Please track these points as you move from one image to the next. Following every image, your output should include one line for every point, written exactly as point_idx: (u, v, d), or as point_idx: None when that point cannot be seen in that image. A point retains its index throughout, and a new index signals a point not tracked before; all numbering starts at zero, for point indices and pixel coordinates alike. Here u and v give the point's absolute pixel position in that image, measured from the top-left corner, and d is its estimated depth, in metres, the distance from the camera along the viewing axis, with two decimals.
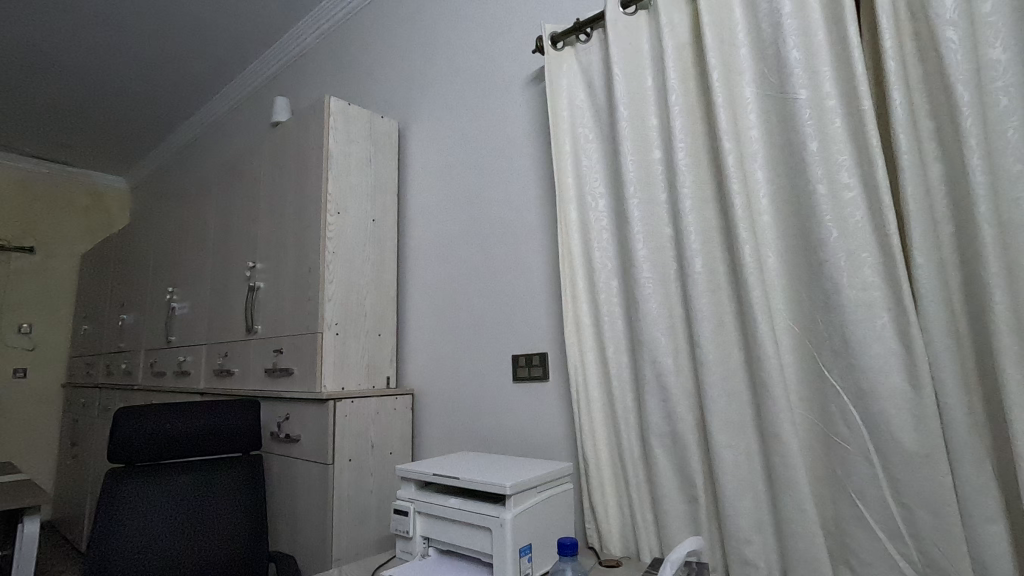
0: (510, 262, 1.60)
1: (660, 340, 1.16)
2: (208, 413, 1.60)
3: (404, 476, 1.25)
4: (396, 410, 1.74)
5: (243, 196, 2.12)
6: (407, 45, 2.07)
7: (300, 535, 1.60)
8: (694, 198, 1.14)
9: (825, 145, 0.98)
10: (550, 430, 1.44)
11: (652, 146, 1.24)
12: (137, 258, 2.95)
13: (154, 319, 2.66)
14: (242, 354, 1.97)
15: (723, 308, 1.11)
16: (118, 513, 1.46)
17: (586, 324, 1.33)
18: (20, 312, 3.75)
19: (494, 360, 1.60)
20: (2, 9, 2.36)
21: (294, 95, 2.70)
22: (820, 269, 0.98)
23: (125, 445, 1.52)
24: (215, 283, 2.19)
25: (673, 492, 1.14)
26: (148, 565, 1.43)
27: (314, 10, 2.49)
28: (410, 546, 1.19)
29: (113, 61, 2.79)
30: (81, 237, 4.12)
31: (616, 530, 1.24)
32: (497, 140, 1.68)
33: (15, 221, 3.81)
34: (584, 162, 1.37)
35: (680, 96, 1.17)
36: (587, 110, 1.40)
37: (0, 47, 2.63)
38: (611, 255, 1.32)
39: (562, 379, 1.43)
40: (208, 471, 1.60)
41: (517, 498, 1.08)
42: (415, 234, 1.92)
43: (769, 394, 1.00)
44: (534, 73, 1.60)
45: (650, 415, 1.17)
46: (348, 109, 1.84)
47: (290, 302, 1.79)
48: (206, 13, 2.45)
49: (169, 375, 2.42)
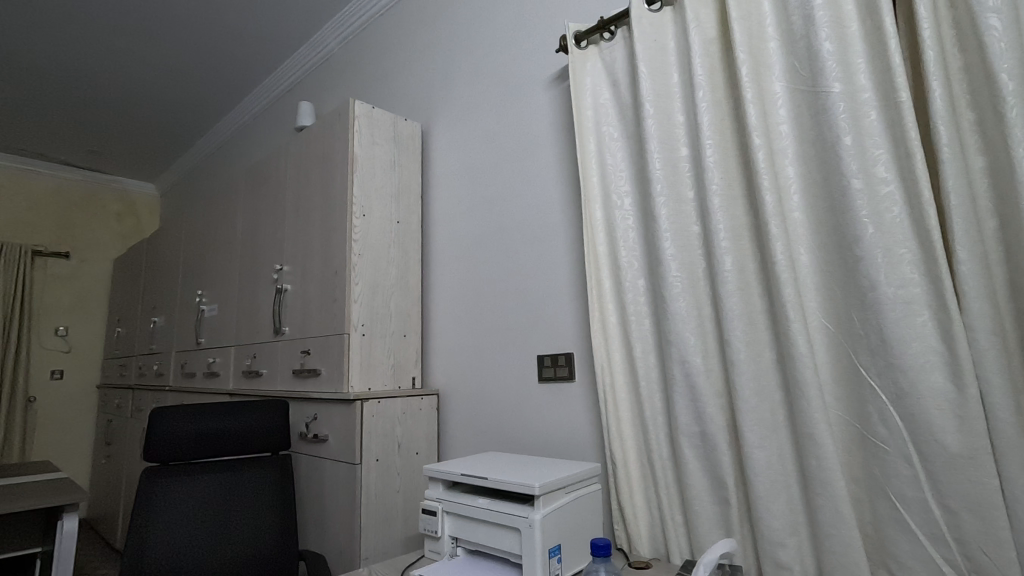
0: (534, 262, 1.59)
1: (689, 339, 1.15)
2: (238, 414, 1.63)
3: (432, 475, 1.25)
4: (421, 410, 1.75)
5: (269, 199, 2.15)
6: (429, 48, 2.08)
7: (329, 535, 1.62)
8: (723, 195, 1.12)
9: (859, 139, 0.96)
10: (576, 430, 1.44)
11: (679, 143, 1.23)
12: (167, 261, 3.02)
13: (184, 321, 2.72)
14: (270, 356, 2.00)
15: (755, 306, 1.09)
16: (154, 512, 1.50)
17: (612, 324, 1.32)
18: (57, 315, 3.87)
19: (519, 360, 1.60)
20: (39, 20, 2.44)
21: (318, 100, 2.74)
22: (856, 266, 0.95)
23: (160, 445, 1.56)
24: (243, 286, 2.23)
25: (704, 494, 1.12)
26: (182, 562, 1.46)
27: (336, 15, 2.52)
28: (439, 546, 1.20)
29: (144, 70, 2.87)
30: (113, 242, 4.24)
31: (646, 531, 1.23)
32: (520, 141, 1.68)
33: (51, 228, 3.93)
34: (609, 160, 1.37)
35: (708, 92, 1.15)
36: (612, 109, 1.39)
37: (38, 58, 2.72)
38: (637, 254, 1.31)
39: (588, 379, 1.42)
40: (239, 471, 1.63)
41: (546, 498, 1.07)
42: (440, 235, 1.93)
43: (803, 394, 0.98)
44: (557, 73, 1.60)
45: (680, 415, 1.15)
46: (372, 112, 1.86)
47: (317, 304, 1.81)
48: (232, 20, 2.50)
49: (199, 376, 2.47)
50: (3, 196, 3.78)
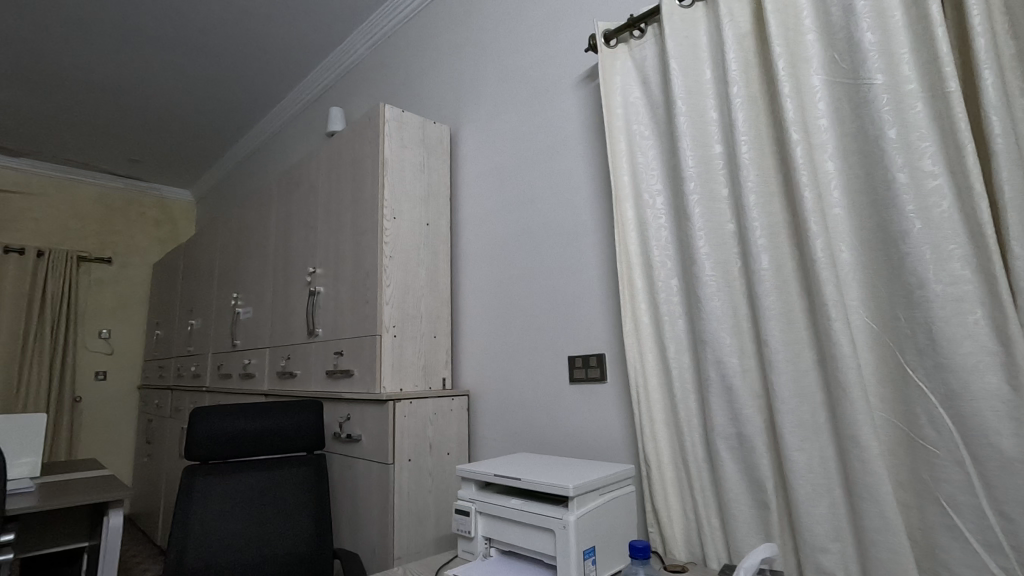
0: (564, 262, 1.59)
1: (724, 339, 1.13)
2: (274, 413, 1.67)
3: (464, 476, 1.26)
4: (452, 411, 1.76)
5: (302, 203, 2.20)
6: (457, 50, 2.10)
7: (362, 534, 1.64)
8: (760, 191, 1.10)
9: (904, 131, 0.93)
10: (608, 431, 1.42)
11: (712, 139, 1.21)
12: (204, 266, 3.10)
13: (220, 323, 2.80)
14: (304, 356, 2.04)
15: (794, 305, 1.06)
16: (193, 510, 1.53)
17: (645, 323, 1.31)
18: (100, 318, 4.02)
19: (550, 360, 1.60)
20: (84, 34, 2.55)
21: (347, 106, 2.79)
22: (901, 263, 0.93)
23: (200, 444, 1.60)
24: (277, 289, 2.28)
25: (741, 498, 1.09)
26: (221, 558, 1.50)
27: (365, 23, 2.56)
28: (472, 546, 1.20)
29: (181, 80, 2.96)
30: (152, 247, 4.38)
31: (681, 534, 1.21)
32: (549, 141, 1.68)
33: (94, 235, 4.09)
34: (639, 158, 1.36)
35: (743, 87, 1.13)
36: (643, 107, 1.38)
37: (83, 69, 2.83)
38: (670, 254, 1.30)
39: (620, 380, 1.41)
40: (274, 469, 1.66)
41: (580, 500, 1.07)
42: (468, 237, 1.94)
43: (846, 394, 0.95)
44: (586, 72, 1.59)
45: (715, 416, 1.13)
46: (402, 116, 1.88)
47: (349, 305, 1.84)
48: (264, 28, 2.55)
49: (235, 377, 2.53)
50: (51, 204, 3.96)
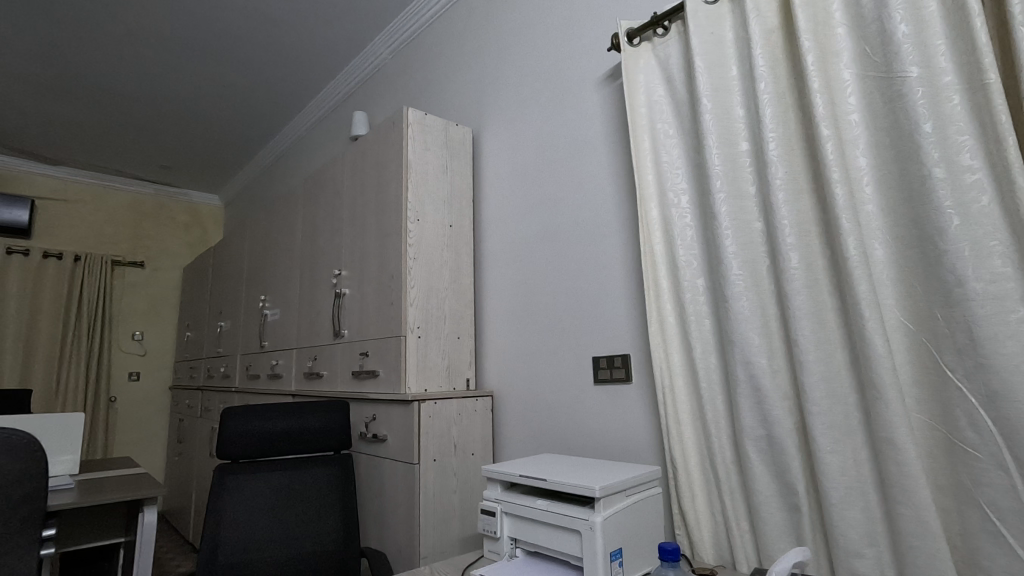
0: (588, 262, 1.59)
1: (752, 339, 1.11)
2: (302, 414, 1.70)
3: (490, 476, 1.26)
4: (476, 411, 1.77)
5: (327, 206, 2.23)
6: (479, 52, 2.11)
7: (388, 533, 1.66)
8: (789, 188, 1.08)
9: (941, 125, 0.90)
10: (633, 432, 1.41)
11: (739, 137, 1.19)
12: (232, 269, 3.17)
13: (248, 325, 2.85)
14: (330, 358, 2.07)
15: (825, 305, 1.04)
16: (225, 508, 1.57)
17: (670, 324, 1.30)
18: (133, 321, 4.14)
19: (574, 361, 1.60)
20: (118, 45, 2.63)
21: (371, 110, 2.82)
22: (938, 261, 0.90)
23: (232, 443, 1.63)
24: (304, 291, 2.32)
25: (771, 500, 1.08)
26: (252, 555, 1.53)
27: (387, 28, 2.59)
28: (498, 546, 1.21)
29: (209, 88, 3.03)
30: (182, 251, 4.49)
31: (708, 537, 1.19)
32: (572, 141, 1.68)
33: (127, 240, 4.21)
34: (663, 157, 1.34)
35: (770, 83, 1.11)
36: (667, 106, 1.36)
37: (116, 79, 2.92)
38: (696, 253, 1.28)
39: (646, 381, 1.40)
40: (303, 468, 1.68)
41: (606, 501, 1.06)
42: (491, 238, 1.94)
43: (880, 395, 0.93)
44: (610, 72, 1.58)
45: (744, 418, 1.11)
46: (425, 119, 1.90)
47: (374, 307, 1.86)
48: (289, 35, 2.60)
49: (264, 378, 2.58)
50: (87, 210, 4.09)
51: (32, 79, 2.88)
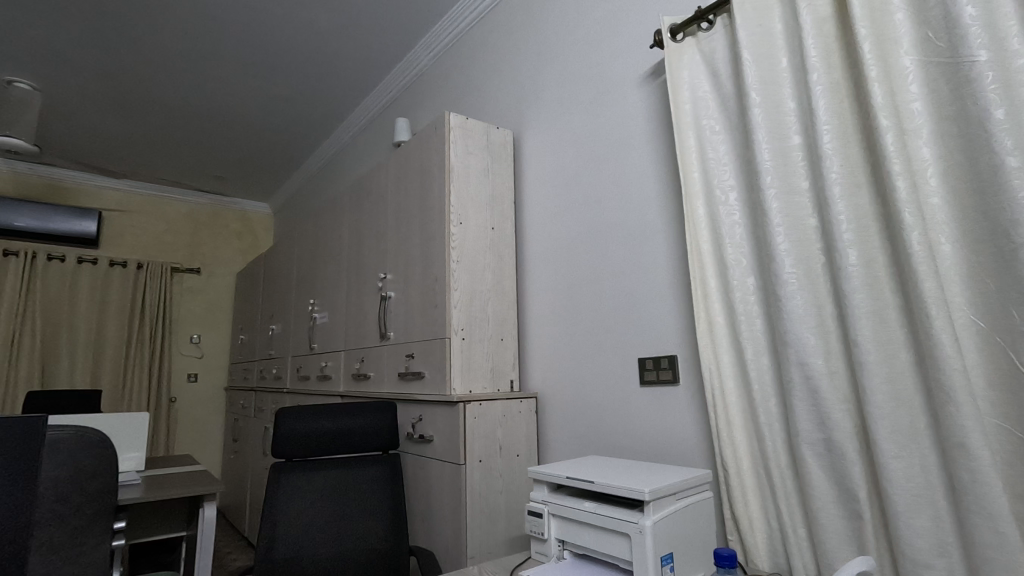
0: (633, 263, 1.57)
1: (807, 340, 1.07)
2: (351, 415, 1.75)
3: (536, 477, 1.26)
4: (521, 413, 1.78)
5: (372, 211, 2.29)
6: (519, 54, 2.12)
7: (436, 532, 1.68)
8: (845, 182, 1.04)
9: (1014, 111, 0.85)
10: (681, 435, 1.39)
11: (790, 131, 1.15)
12: (282, 274, 3.28)
13: (298, 328, 2.95)
14: (377, 359, 2.12)
15: (886, 303, 0.99)
16: (280, 505, 1.62)
17: (720, 325, 1.27)
18: (191, 325, 4.34)
19: (619, 362, 1.58)
20: (176, 63, 2.77)
21: (413, 116, 2.88)
22: (1014, 255, 0.85)
23: (286, 442, 1.69)
24: (351, 294, 2.38)
25: (831, 507, 1.03)
26: (306, 551, 1.58)
27: (427, 34, 2.63)
28: (545, 548, 1.20)
29: (259, 100, 3.16)
30: (235, 258, 4.68)
31: (763, 543, 1.16)
32: (614, 140, 1.66)
33: (184, 248, 4.43)
34: (710, 154, 1.32)
35: (823, 74, 1.08)
36: (712, 101, 1.34)
37: (174, 95, 3.08)
38: (745, 251, 1.25)
39: (694, 383, 1.37)
40: (352, 467, 1.73)
41: (656, 504, 1.05)
42: (533, 240, 1.95)
43: (949, 397, 0.88)
44: (652, 68, 1.56)
45: (800, 421, 1.07)
46: (466, 123, 1.92)
47: (419, 309, 1.89)
48: (334, 46, 2.68)
49: (313, 379, 2.66)
50: (148, 220, 4.32)
51: (99, 97, 3.07)
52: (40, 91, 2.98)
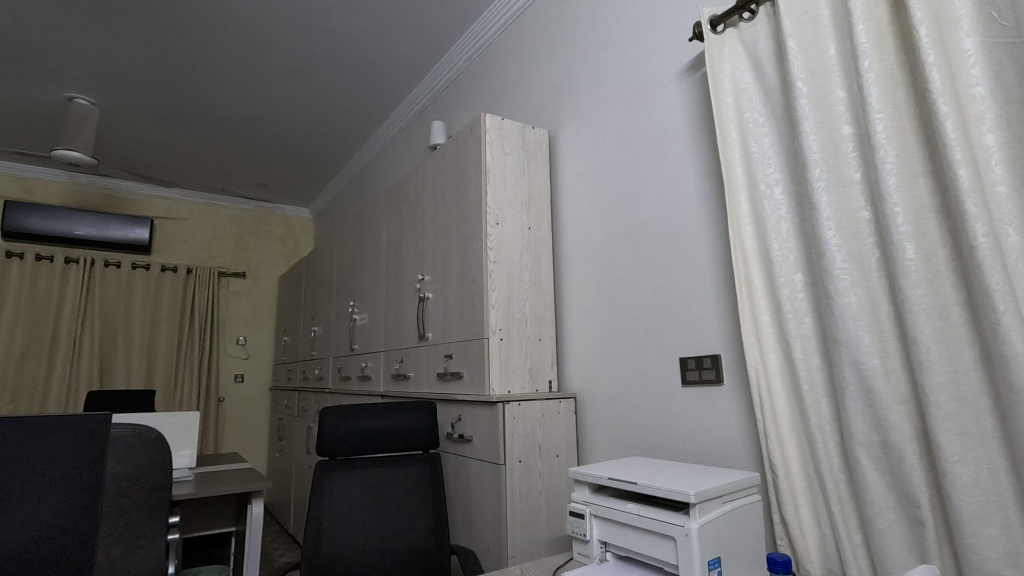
0: (673, 260, 1.54)
1: (862, 338, 1.03)
2: (392, 415, 1.78)
3: (577, 478, 1.25)
4: (560, 413, 1.77)
5: (410, 214, 2.32)
6: (555, 52, 2.11)
7: (477, 531, 1.69)
8: (900, 173, 0.99)
9: None
10: (727, 436, 1.35)
11: (840, 121, 1.11)
12: (323, 277, 3.36)
13: (340, 330, 3.01)
14: (416, 359, 2.15)
15: (948, 298, 0.94)
16: (325, 501, 1.66)
17: (766, 323, 1.23)
18: (237, 327, 4.50)
19: (660, 361, 1.55)
20: (220, 75, 2.88)
21: (448, 118, 2.90)
22: None
23: (330, 441, 1.73)
24: (390, 295, 2.42)
25: (888, 512, 0.99)
26: (350, 546, 1.61)
27: (462, 37, 2.65)
28: (587, 549, 1.19)
29: (299, 108, 3.24)
30: (278, 262, 4.82)
31: (815, 550, 1.12)
32: (652, 135, 1.64)
33: (230, 253, 4.59)
34: (754, 147, 1.28)
35: (875, 60, 1.03)
36: (755, 93, 1.30)
37: (218, 106, 3.19)
38: (793, 246, 1.21)
39: (738, 382, 1.33)
40: (394, 465, 1.75)
41: (702, 507, 1.02)
42: (571, 239, 1.93)
43: (1021, 398, 0.82)
44: (691, 62, 1.53)
45: (854, 421, 1.03)
46: (502, 124, 1.93)
47: (457, 310, 1.91)
48: (371, 53, 2.73)
49: (354, 379, 2.71)
50: (196, 227, 4.49)
51: (150, 110, 3.22)
52: (98, 106, 3.16)
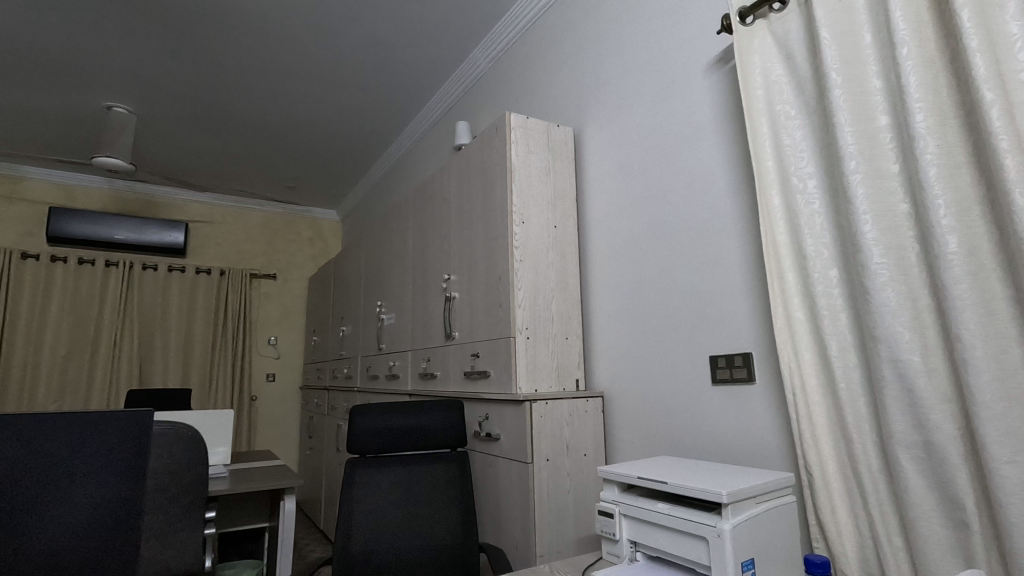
0: (702, 257, 1.52)
1: (901, 335, 0.99)
2: (419, 414, 1.79)
3: (606, 477, 1.25)
4: (587, 412, 1.76)
5: (435, 214, 2.34)
6: (579, 49, 2.10)
7: (505, 529, 1.69)
8: (941, 164, 0.96)
9: None
10: (759, 436, 1.33)
11: (877, 111, 1.07)
12: (351, 277, 3.41)
13: (367, 330, 3.05)
14: (443, 359, 2.16)
15: (994, 293, 0.90)
16: (356, 498, 1.69)
17: (799, 321, 1.20)
18: (268, 327, 4.59)
19: (689, 360, 1.53)
20: (252, 82, 2.95)
21: (473, 119, 2.91)
22: None
23: (360, 439, 1.76)
24: (416, 295, 2.44)
25: (931, 515, 0.96)
26: (380, 543, 1.63)
27: (486, 37, 2.66)
28: (617, 549, 1.18)
29: (327, 111, 3.30)
30: (307, 263, 4.92)
31: (853, 553, 1.08)
32: (679, 131, 1.62)
33: (261, 255, 4.69)
34: (786, 140, 1.25)
35: (915, 48, 1.00)
36: (787, 85, 1.27)
37: (249, 112, 3.27)
38: (827, 241, 1.18)
39: (771, 380, 1.31)
40: (422, 463, 1.77)
41: (735, 508, 1.00)
42: (597, 238, 1.92)
43: None
44: (720, 55, 1.50)
45: (893, 421, 1.00)
46: (527, 123, 1.93)
47: (484, 309, 1.91)
48: (397, 56, 2.75)
49: (382, 378, 2.75)
50: (228, 230, 4.61)
51: (185, 117, 3.31)
52: (136, 114, 3.26)
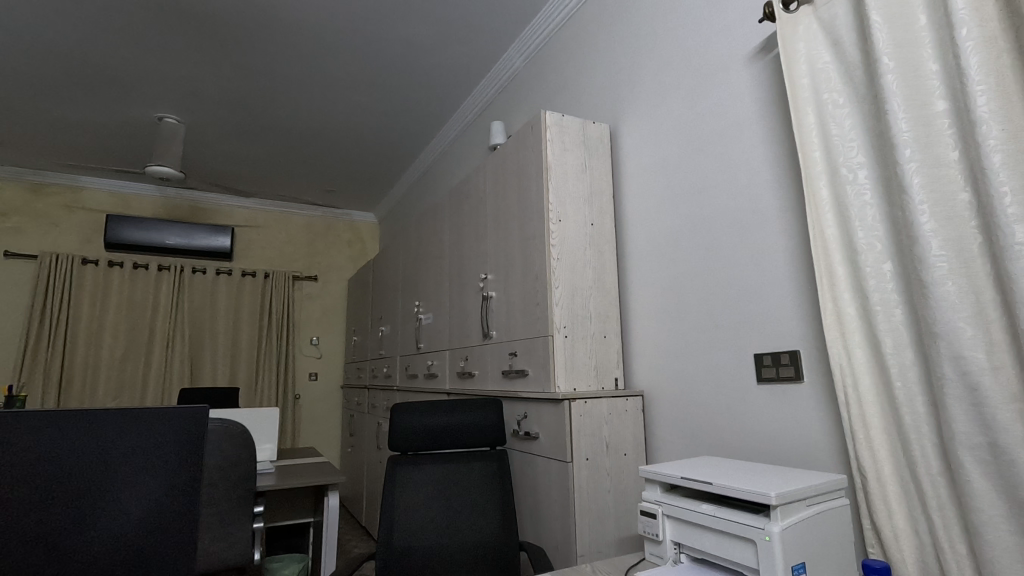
0: (744, 253, 1.48)
1: (964, 330, 0.94)
2: (458, 412, 1.81)
3: (648, 476, 1.23)
4: (627, 411, 1.74)
5: (471, 214, 2.35)
6: (614, 45, 2.08)
7: (545, 527, 1.69)
8: (1007, 150, 0.90)
9: None
10: (808, 436, 1.28)
11: (933, 96, 1.02)
12: (389, 278, 3.46)
13: (405, 329, 3.10)
14: (481, 358, 2.18)
15: None
16: (397, 495, 1.71)
17: (850, 317, 1.16)
18: (310, 328, 4.72)
19: (732, 358, 1.50)
20: (293, 89, 3.03)
21: (507, 118, 2.92)
22: None
23: (401, 437, 1.78)
24: (454, 295, 2.46)
25: (998, 520, 0.90)
26: (421, 540, 1.65)
27: (520, 36, 2.65)
28: (660, 550, 1.16)
29: (364, 115, 3.36)
30: (346, 265, 5.03)
31: (911, 558, 1.03)
32: (720, 124, 1.58)
33: (303, 258, 4.82)
34: (833, 129, 1.21)
35: (975, 28, 0.95)
36: (834, 72, 1.22)
37: (291, 118, 3.36)
38: (879, 234, 1.13)
39: (820, 379, 1.26)
40: (463, 462, 1.78)
41: (784, 510, 0.97)
42: (636, 234, 1.89)
43: None
44: (762, 44, 1.46)
45: (955, 421, 0.95)
46: (562, 121, 1.92)
47: (521, 307, 1.91)
48: (432, 58, 2.78)
49: (421, 377, 2.78)
50: (271, 234, 4.76)
51: (229, 125, 3.42)
52: (185, 124, 3.40)
